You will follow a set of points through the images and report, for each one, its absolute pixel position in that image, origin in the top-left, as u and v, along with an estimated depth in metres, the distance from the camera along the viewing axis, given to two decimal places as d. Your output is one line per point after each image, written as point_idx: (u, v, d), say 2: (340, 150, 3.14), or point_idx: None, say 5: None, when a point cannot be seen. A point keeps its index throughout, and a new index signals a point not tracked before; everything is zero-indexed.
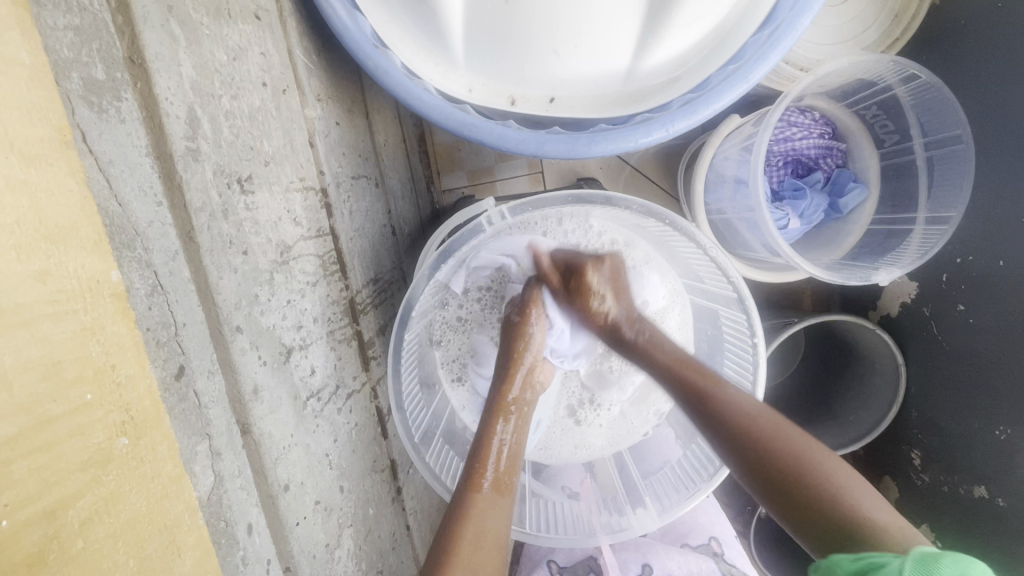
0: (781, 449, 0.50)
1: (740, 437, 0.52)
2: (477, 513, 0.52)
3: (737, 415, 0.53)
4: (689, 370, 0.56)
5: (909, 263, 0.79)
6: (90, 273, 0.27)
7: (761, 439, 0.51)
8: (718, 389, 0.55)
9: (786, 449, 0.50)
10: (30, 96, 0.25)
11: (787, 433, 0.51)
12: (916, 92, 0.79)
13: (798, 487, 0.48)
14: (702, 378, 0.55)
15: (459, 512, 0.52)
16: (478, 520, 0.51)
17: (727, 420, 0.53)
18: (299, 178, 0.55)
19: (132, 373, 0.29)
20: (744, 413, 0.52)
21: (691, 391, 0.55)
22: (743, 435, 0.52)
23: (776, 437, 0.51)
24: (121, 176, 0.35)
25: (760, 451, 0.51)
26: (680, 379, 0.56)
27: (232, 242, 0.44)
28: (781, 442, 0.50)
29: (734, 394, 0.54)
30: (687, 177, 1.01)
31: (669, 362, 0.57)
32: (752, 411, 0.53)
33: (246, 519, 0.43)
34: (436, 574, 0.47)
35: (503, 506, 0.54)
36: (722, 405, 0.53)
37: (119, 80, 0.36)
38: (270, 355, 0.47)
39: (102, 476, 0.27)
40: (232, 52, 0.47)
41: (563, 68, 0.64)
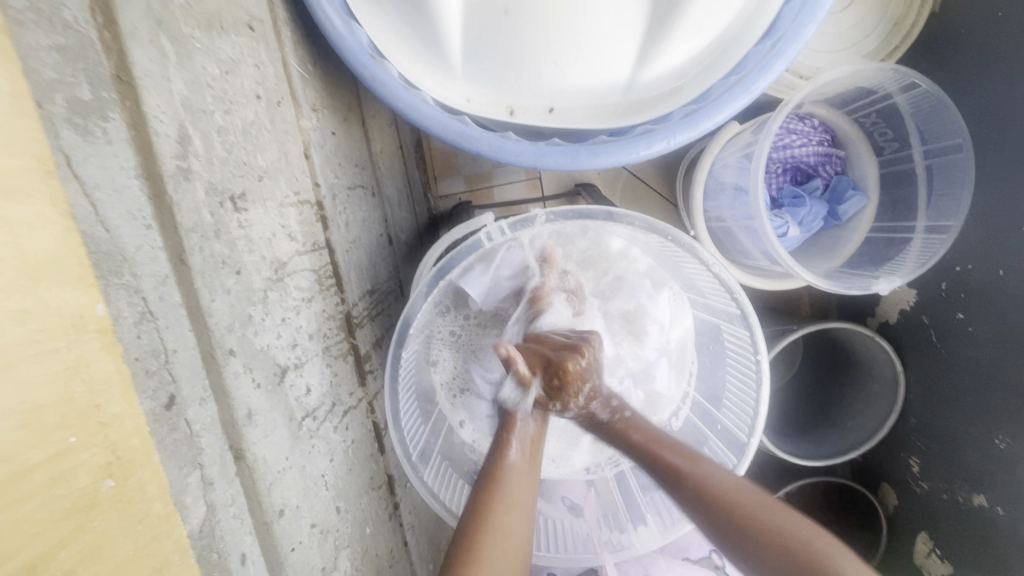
0: (749, 517, 0.51)
1: (709, 506, 0.53)
2: (507, 484, 0.54)
3: (708, 488, 0.53)
4: (665, 451, 0.57)
5: (909, 273, 0.78)
6: (74, 309, 0.26)
7: (728, 505, 0.52)
8: (685, 465, 0.55)
9: (751, 513, 0.51)
10: (9, 125, 0.24)
11: (753, 499, 0.52)
12: (915, 101, 0.79)
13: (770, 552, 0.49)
14: (661, 442, 0.57)
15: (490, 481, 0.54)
16: (506, 489, 0.53)
17: (701, 496, 0.53)
18: (294, 191, 0.54)
19: (119, 411, 0.28)
20: (715, 485, 0.53)
21: (663, 468, 0.56)
22: (711, 505, 0.52)
23: (742, 501, 0.52)
24: (108, 201, 0.34)
25: (729, 519, 0.51)
26: (656, 460, 0.56)
27: (225, 262, 0.42)
28: (749, 509, 0.51)
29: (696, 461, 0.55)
30: (685, 184, 1.00)
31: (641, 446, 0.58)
32: (723, 484, 0.53)
33: (240, 549, 0.42)
34: (461, 536, 0.50)
35: (531, 479, 0.56)
36: (688, 479, 0.54)
37: (107, 100, 0.35)
38: (265, 377, 0.46)
39: (87, 522, 0.26)
40: (224, 65, 0.46)
41: (563, 78, 0.63)
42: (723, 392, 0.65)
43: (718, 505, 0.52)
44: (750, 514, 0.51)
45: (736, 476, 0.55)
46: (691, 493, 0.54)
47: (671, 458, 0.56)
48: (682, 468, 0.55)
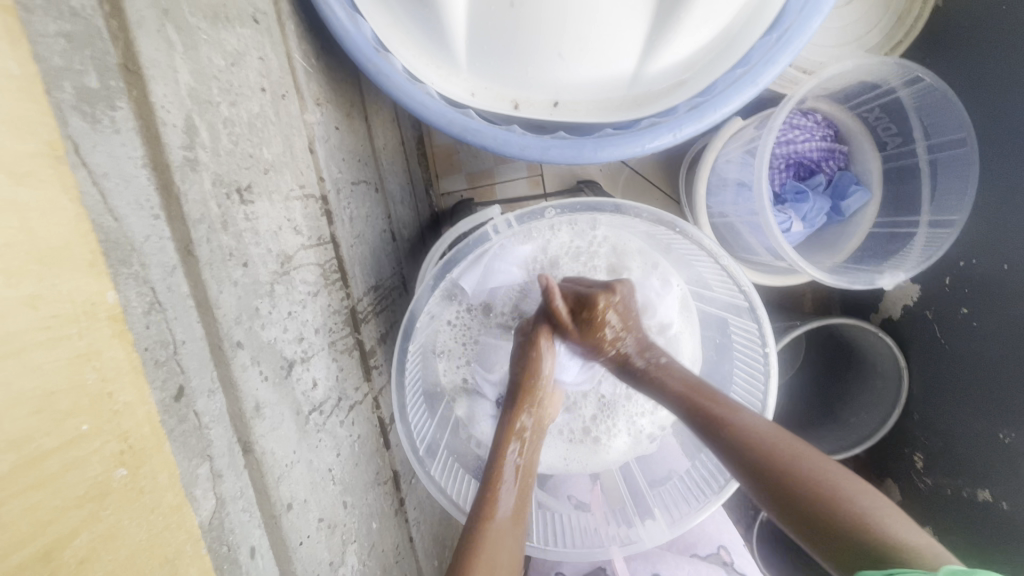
0: (787, 466, 0.49)
1: (747, 453, 0.51)
2: (490, 543, 0.51)
3: (746, 436, 0.51)
4: (702, 395, 0.55)
5: (915, 267, 0.78)
6: (84, 296, 0.26)
7: (765, 455, 0.50)
8: (728, 412, 0.53)
9: (791, 463, 0.49)
10: (20, 109, 0.24)
11: (795, 451, 0.50)
12: (919, 95, 0.78)
13: (811, 506, 0.47)
14: (706, 393, 0.55)
15: (470, 541, 0.51)
16: (492, 548, 0.51)
17: (739, 442, 0.51)
18: (299, 185, 0.54)
19: (131, 400, 0.28)
20: (755, 433, 0.51)
21: (696, 412, 0.54)
22: (748, 452, 0.51)
23: (780, 451, 0.50)
24: (117, 190, 0.33)
25: (767, 468, 0.49)
26: (696, 411, 0.54)
27: (232, 254, 0.42)
28: (789, 460, 0.49)
29: (741, 413, 0.53)
30: (688, 180, 1.00)
31: (680, 388, 0.56)
32: (764, 433, 0.51)
33: (249, 542, 0.42)
34: None
35: (518, 534, 0.54)
36: (726, 424, 0.53)
37: (114, 89, 0.34)
38: (272, 370, 0.45)
39: (100, 511, 0.26)
40: (230, 56, 0.46)
41: (568, 71, 0.63)
42: (730, 387, 0.65)
43: (756, 456, 0.50)
44: (791, 466, 0.49)
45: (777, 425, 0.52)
46: (728, 439, 0.52)
47: (714, 409, 0.54)
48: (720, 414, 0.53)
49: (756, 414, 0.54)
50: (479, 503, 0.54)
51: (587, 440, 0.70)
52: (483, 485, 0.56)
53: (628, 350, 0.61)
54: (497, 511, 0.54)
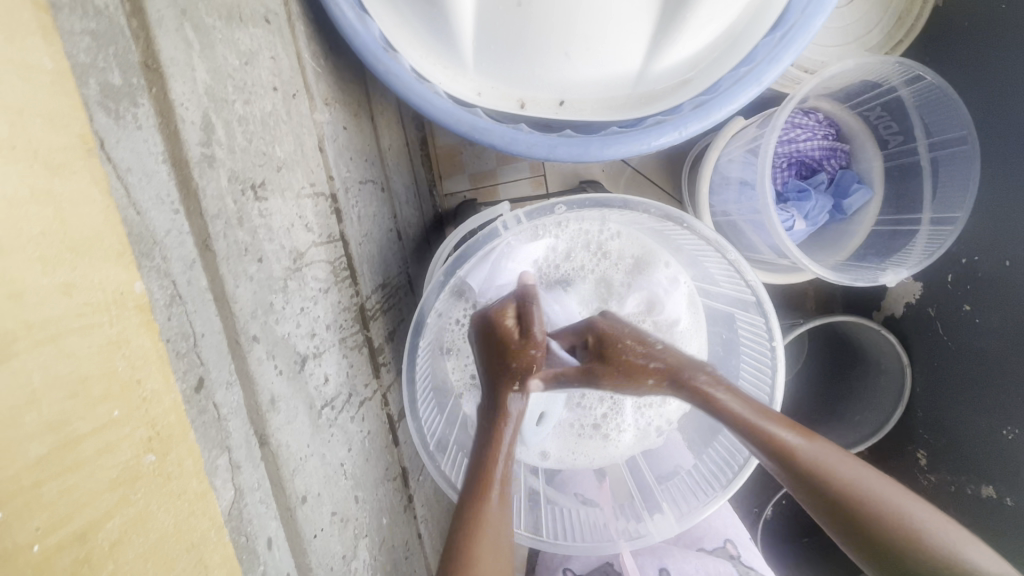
0: (857, 496, 0.46)
1: (812, 484, 0.47)
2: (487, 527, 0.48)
3: (813, 468, 0.47)
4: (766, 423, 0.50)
5: (917, 264, 0.79)
6: (114, 285, 0.26)
7: (832, 486, 0.47)
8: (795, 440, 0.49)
9: (860, 493, 0.46)
10: (53, 103, 0.24)
11: (862, 480, 0.46)
12: (921, 93, 0.79)
13: (884, 538, 0.44)
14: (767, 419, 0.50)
15: (466, 523, 0.48)
16: (492, 533, 0.48)
17: (805, 475, 0.47)
18: (309, 183, 0.54)
19: (158, 388, 0.28)
20: (821, 464, 0.47)
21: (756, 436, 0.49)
22: (813, 483, 0.47)
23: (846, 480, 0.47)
24: (139, 184, 0.34)
25: (835, 500, 0.46)
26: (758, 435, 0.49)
27: (248, 250, 0.43)
28: (859, 490, 0.46)
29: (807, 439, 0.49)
30: (691, 179, 1.01)
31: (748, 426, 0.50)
32: (829, 462, 0.47)
33: (266, 533, 0.42)
34: None
35: (508, 519, 0.50)
36: (791, 454, 0.48)
37: (136, 86, 0.35)
38: (286, 365, 0.46)
39: (131, 495, 0.26)
40: (244, 56, 0.46)
41: (574, 70, 0.63)
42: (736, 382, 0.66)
43: (823, 487, 0.47)
44: (861, 497, 0.46)
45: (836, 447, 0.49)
46: (795, 470, 0.48)
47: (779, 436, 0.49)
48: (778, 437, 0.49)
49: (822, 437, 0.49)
50: (473, 484, 0.50)
51: (596, 435, 0.70)
52: (473, 465, 0.52)
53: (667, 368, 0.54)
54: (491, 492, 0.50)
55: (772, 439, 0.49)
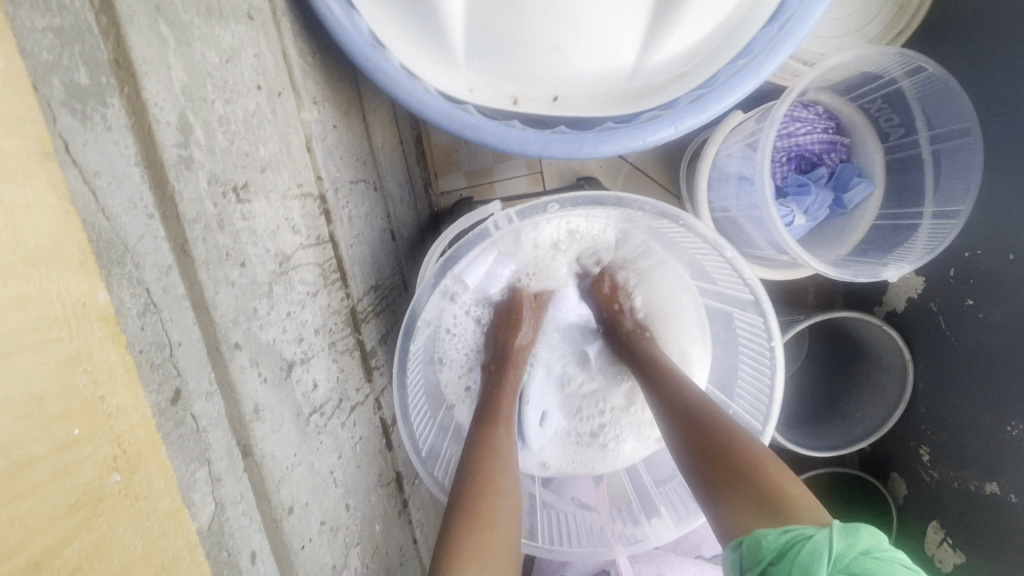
0: (718, 432, 0.52)
1: (687, 419, 0.55)
2: (501, 445, 0.56)
3: (695, 405, 0.55)
4: (661, 368, 0.61)
5: (918, 259, 0.77)
6: (74, 296, 0.25)
7: (702, 420, 0.54)
8: (676, 382, 0.59)
9: (723, 429, 0.52)
10: (6, 104, 0.23)
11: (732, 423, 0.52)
12: (923, 84, 0.77)
13: (730, 466, 0.49)
14: (662, 366, 0.61)
15: (483, 445, 0.55)
16: (504, 447, 0.56)
17: (687, 408, 0.55)
18: (296, 184, 0.53)
19: (124, 404, 0.27)
20: (701, 404, 0.55)
21: (655, 374, 0.61)
22: (689, 417, 0.55)
23: (716, 417, 0.54)
24: (109, 188, 0.33)
25: (702, 432, 0.53)
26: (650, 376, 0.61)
27: (229, 254, 0.41)
28: (725, 428, 0.52)
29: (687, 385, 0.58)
30: (689, 174, 0.99)
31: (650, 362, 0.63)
32: (709, 406, 0.55)
33: (249, 547, 0.41)
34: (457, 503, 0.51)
35: (514, 444, 0.57)
36: (676, 388, 0.58)
37: (105, 85, 0.34)
38: (271, 372, 0.45)
39: (92, 518, 0.25)
40: (224, 53, 0.45)
41: (568, 65, 0.62)
42: (735, 383, 0.65)
43: (695, 421, 0.54)
44: (723, 433, 0.52)
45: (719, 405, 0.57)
46: (679, 406, 0.56)
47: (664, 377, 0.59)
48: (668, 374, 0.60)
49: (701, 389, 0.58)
50: (483, 416, 0.58)
51: (593, 444, 0.70)
52: (483, 403, 0.60)
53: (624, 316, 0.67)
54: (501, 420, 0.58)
55: (668, 380, 0.59)
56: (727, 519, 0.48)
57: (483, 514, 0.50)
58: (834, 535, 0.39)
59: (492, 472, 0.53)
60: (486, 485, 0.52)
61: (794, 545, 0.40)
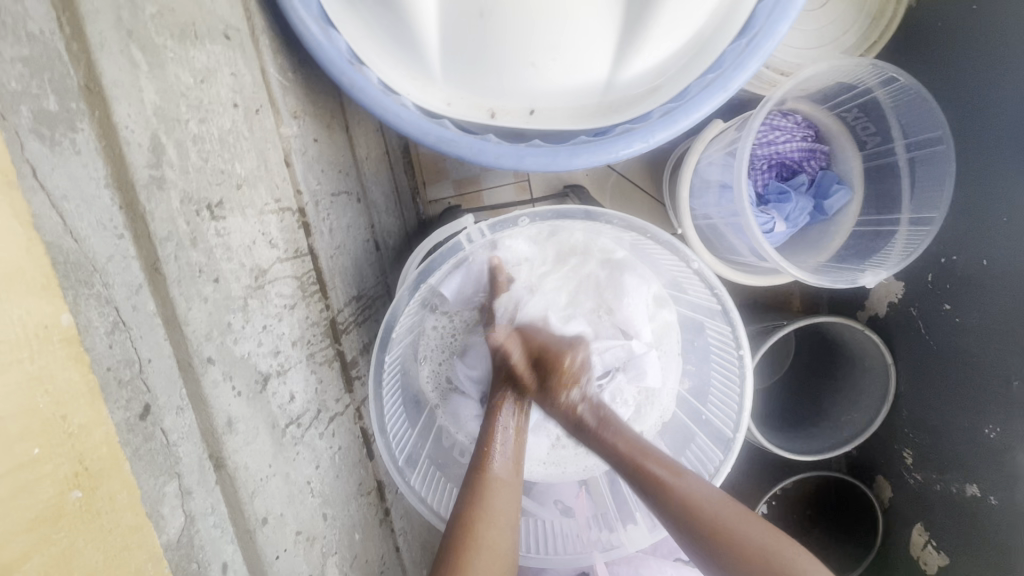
0: (745, 548, 0.49)
1: (706, 536, 0.50)
2: (489, 497, 0.54)
3: (711, 520, 0.50)
4: (649, 460, 0.54)
5: (895, 265, 0.78)
6: (37, 320, 0.26)
7: (725, 535, 0.50)
8: (677, 484, 0.53)
9: (748, 542, 0.49)
10: None
11: (754, 527, 0.50)
12: (895, 95, 0.79)
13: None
14: (652, 461, 0.54)
15: (469, 494, 0.54)
16: (490, 501, 0.53)
17: (705, 528, 0.50)
18: (274, 199, 0.54)
19: (86, 421, 0.28)
20: (718, 518, 0.50)
21: (652, 484, 0.53)
22: (708, 534, 0.50)
23: (738, 530, 0.50)
24: (77, 211, 0.34)
25: (726, 547, 0.49)
26: (640, 473, 0.54)
27: (202, 271, 0.42)
28: (751, 541, 0.49)
29: (692, 484, 0.53)
30: (671, 184, 1.00)
31: (623, 447, 0.56)
32: (726, 515, 0.51)
33: (220, 558, 0.42)
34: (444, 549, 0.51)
35: (514, 484, 0.56)
36: (683, 503, 0.51)
37: (75, 111, 0.35)
38: (245, 385, 0.45)
39: (52, 534, 0.26)
40: (199, 74, 0.46)
41: (541, 80, 0.63)
42: (707, 389, 0.66)
43: (717, 538, 0.50)
44: (750, 547, 0.49)
45: (729, 498, 0.52)
46: (693, 525, 0.51)
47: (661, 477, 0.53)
48: (668, 483, 0.53)
49: (707, 481, 0.53)
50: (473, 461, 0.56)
51: (570, 446, 0.68)
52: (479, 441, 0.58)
53: (583, 409, 0.58)
54: (492, 466, 0.56)
55: (666, 485, 0.53)
56: None
57: (465, 549, 0.50)
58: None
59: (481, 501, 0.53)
60: (477, 520, 0.52)
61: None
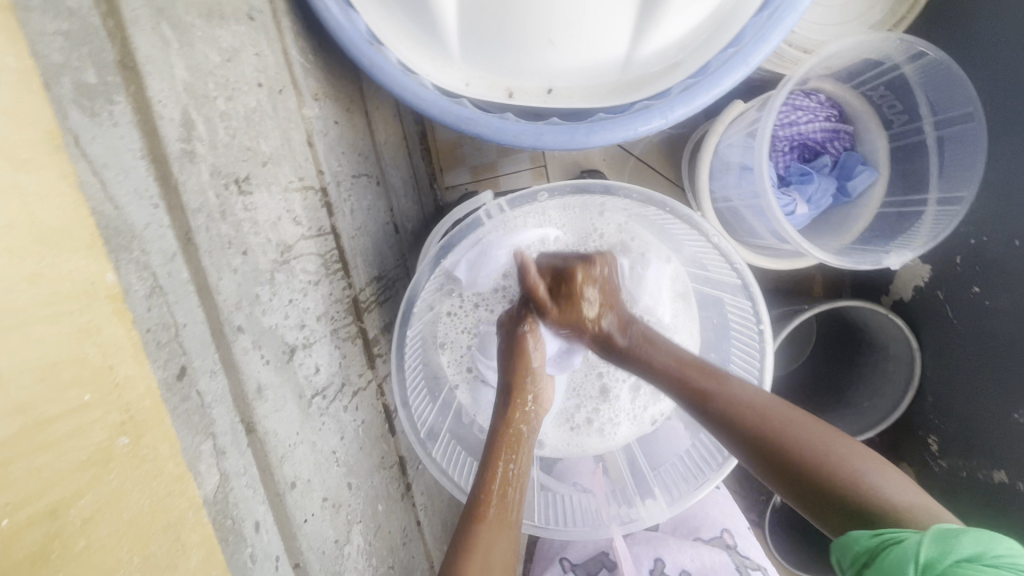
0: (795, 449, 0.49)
1: (756, 439, 0.51)
2: (483, 545, 0.50)
3: (756, 421, 0.51)
4: (689, 370, 0.56)
5: (921, 246, 0.76)
6: (85, 276, 0.28)
7: (773, 436, 0.50)
8: (717, 387, 0.54)
9: (796, 443, 0.49)
10: (16, 101, 0.26)
11: (801, 429, 0.50)
12: (924, 71, 0.77)
13: (825, 486, 0.47)
14: (692, 366, 0.56)
15: (463, 546, 0.50)
16: (486, 552, 0.50)
17: (749, 430, 0.51)
18: (298, 177, 0.55)
19: (131, 374, 0.30)
20: (764, 423, 0.51)
21: (694, 393, 0.54)
22: (755, 437, 0.51)
23: (787, 429, 0.50)
24: (116, 179, 0.35)
25: (774, 449, 0.50)
26: (680, 381, 0.55)
27: (231, 243, 0.44)
28: (801, 441, 0.49)
29: (734, 388, 0.54)
30: (691, 166, 1.00)
31: (670, 363, 0.57)
32: (774, 417, 0.51)
33: (253, 517, 0.44)
34: None
35: (507, 534, 0.52)
36: (726, 405, 0.53)
37: (111, 84, 0.36)
38: (274, 354, 0.47)
39: (103, 475, 0.28)
40: (225, 53, 0.47)
41: (560, 58, 0.63)
42: (727, 367, 0.66)
43: (763, 443, 0.50)
44: (802, 449, 0.49)
45: (776, 399, 0.53)
46: (736, 430, 0.52)
47: (701, 382, 0.55)
48: (709, 391, 0.54)
49: (753, 385, 0.54)
50: (472, 507, 0.53)
51: (591, 431, 0.69)
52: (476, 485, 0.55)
53: (614, 330, 0.61)
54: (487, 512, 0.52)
55: (708, 388, 0.54)
56: (815, 513, 0.48)
57: None
58: (928, 545, 0.38)
59: (490, 500, 0.53)
60: (468, 557, 0.49)
61: (882, 551, 0.40)
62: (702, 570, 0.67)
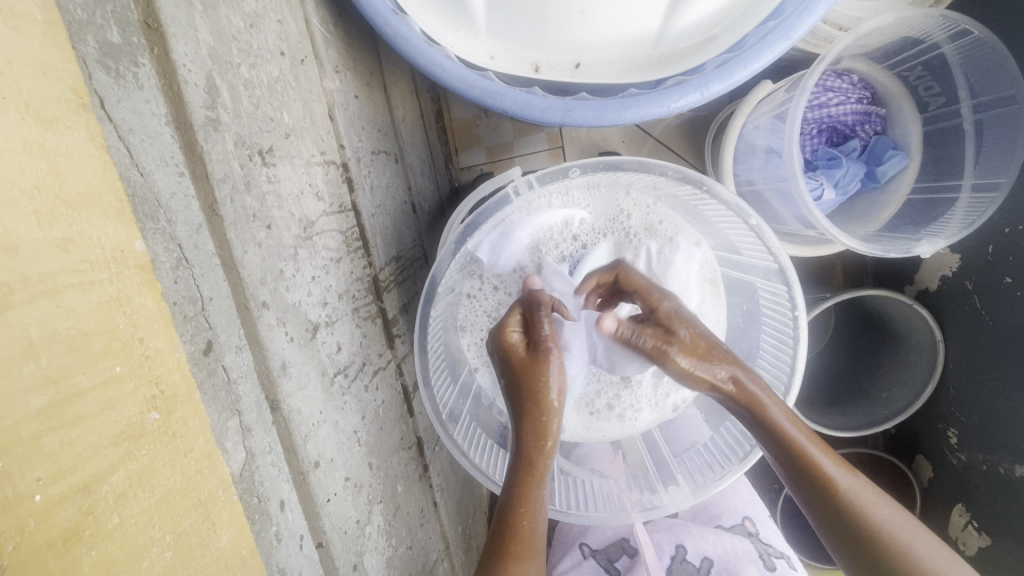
0: (893, 547, 0.47)
1: (852, 527, 0.49)
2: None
3: (859, 516, 0.49)
4: (800, 441, 0.52)
5: (955, 233, 0.73)
6: (114, 243, 0.28)
7: (876, 533, 0.48)
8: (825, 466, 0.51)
9: (894, 541, 0.48)
10: (21, 63, 0.24)
11: (901, 526, 0.48)
12: (965, 51, 0.73)
13: None
14: (799, 437, 0.52)
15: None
16: None
17: (850, 522, 0.49)
18: (319, 151, 0.53)
19: (161, 347, 0.30)
20: (868, 518, 0.48)
21: (798, 466, 0.51)
22: (851, 523, 0.49)
23: (888, 529, 0.48)
24: (142, 145, 0.34)
25: (874, 546, 0.48)
26: (786, 450, 0.52)
27: (256, 216, 0.43)
28: (902, 544, 0.47)
29: (839, 472, 0.51)
30: (714, 149, 0.96)
31: (780, 426, 0.52)
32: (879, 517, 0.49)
33: (278, 495, 0.44)
34: None
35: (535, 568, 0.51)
36: (829, 487, 0.50)
37: (136, 45, 0.35)
38: (297, 332, 0.46)
39: (135, 450, 0.27)
40: (249, 18, 0.45)
41: (590, 30, 0.61)
42: (755, 354, 0.66)
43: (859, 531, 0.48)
44: (903, 554, 0.47)
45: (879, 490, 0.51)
46: (834, 515, 0.50)
47: (807, 456, 0.51)
48: (817, 470, 0.51)
49: (855, 470, 0.52)
50: (497, 539, 0.52)
51: (611, 417, 0.67)
52: (499, 517, 0.53)
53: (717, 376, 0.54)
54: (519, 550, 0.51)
55: (814, 466, 0.51)
56: None
57: None
58: None
59: (520, 536, 0.52)
60: None
61: None
62: (725, 557, 0.66)
